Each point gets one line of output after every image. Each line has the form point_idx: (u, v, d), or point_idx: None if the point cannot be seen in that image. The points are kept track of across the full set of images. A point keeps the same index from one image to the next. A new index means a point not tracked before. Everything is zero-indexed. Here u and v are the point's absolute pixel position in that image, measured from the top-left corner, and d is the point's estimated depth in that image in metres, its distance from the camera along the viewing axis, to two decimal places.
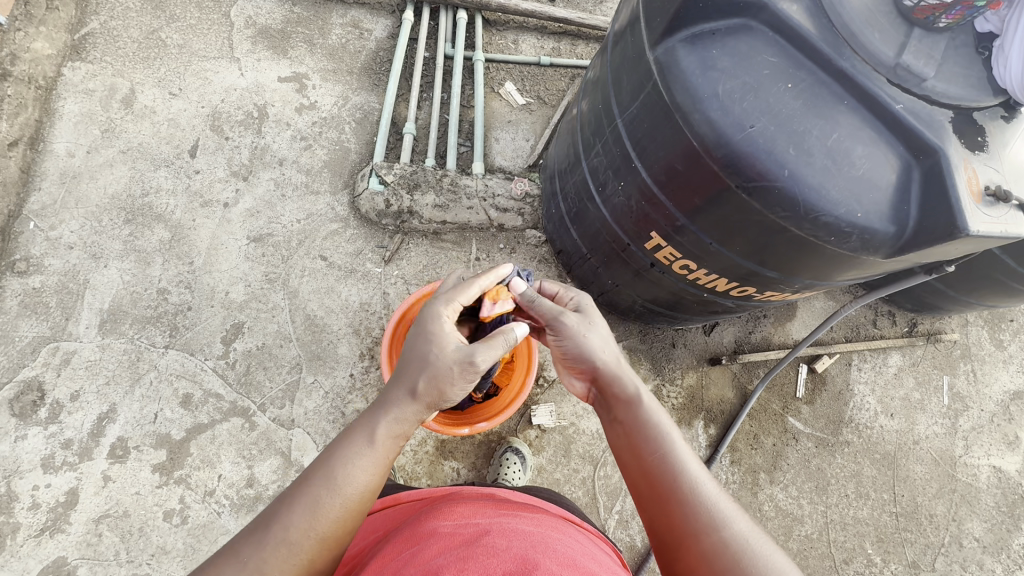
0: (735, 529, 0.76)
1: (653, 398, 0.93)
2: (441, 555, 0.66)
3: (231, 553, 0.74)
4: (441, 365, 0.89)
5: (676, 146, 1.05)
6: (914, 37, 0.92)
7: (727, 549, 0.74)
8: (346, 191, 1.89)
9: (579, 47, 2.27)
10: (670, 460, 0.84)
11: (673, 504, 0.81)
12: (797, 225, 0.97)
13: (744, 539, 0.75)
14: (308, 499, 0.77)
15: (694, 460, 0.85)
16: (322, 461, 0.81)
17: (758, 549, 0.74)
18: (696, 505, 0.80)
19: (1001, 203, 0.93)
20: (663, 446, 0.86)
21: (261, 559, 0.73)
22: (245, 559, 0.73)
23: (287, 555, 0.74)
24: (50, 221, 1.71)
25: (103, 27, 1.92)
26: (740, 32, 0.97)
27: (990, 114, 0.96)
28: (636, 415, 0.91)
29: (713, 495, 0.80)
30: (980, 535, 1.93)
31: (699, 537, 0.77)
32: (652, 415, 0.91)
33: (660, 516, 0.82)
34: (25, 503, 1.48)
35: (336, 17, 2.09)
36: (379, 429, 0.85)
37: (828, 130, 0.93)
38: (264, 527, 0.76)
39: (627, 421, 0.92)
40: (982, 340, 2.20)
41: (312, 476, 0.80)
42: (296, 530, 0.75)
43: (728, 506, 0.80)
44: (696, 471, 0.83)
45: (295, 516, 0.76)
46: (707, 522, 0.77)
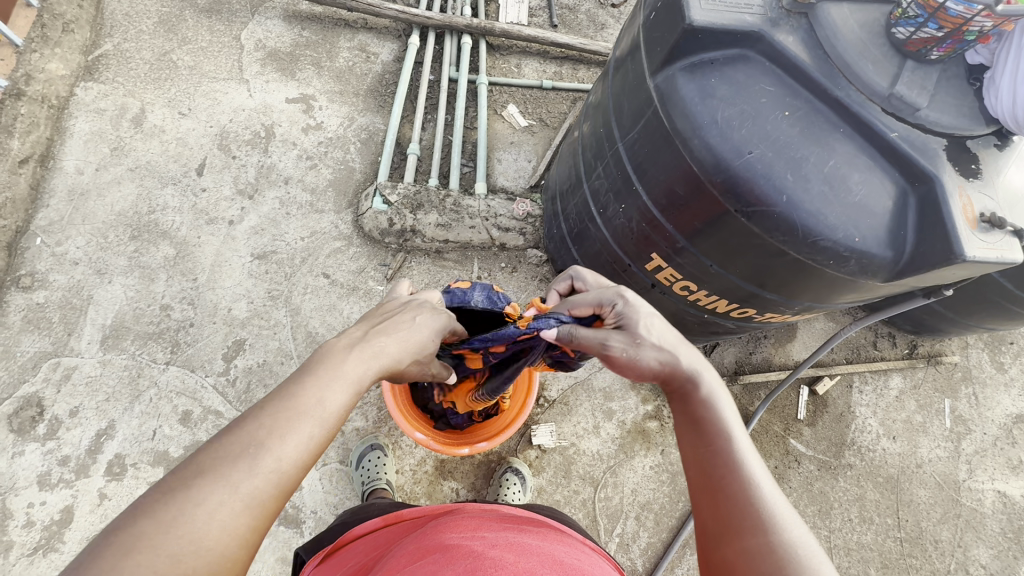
0: (787, 535, 0.65)
1: (718, 390, 0.82)
2: (447, 567, 0.65)
3: (180, 495, 0.54)
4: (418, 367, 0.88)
5: (676, 170, 1.07)
6: (906, 69, 0.95)
7: (773, 552, 0.63)
8: (349, 210, 1.91)
9: (580, 71, 2.32)
10: (725, 453, 0.74)
11: (722, 496, 0.71)
12: (797, 249, 0.99)
13: (794, 544, 0.64)
14: (304, 428, 0.63)
15: (753, 456, 0.74)
16: (316, 386, 0.67)
17: (809, 560, 0.63)
18: (746, 501, 0.69)
19: (996, 230, 0.94)
20: (720, 437, 0.76)
21: (249, 483, 0.57)
22: (230, 481, 0.57)
23: (278, 483, 0.59)
24: (56, 237, 1.73)
25: (117, 49, 1.97)
26: (738, 62, 1.00)
27: (982, 143, 0.98)
28: (694, 407, 0.81)
29: (768, 491, 0.69)
30: (987, 562, 1.90)
31: (745, 534, 0.66)
32: (715, 406, 0.80)
33: (710, 511, 0.72)
34: (18, 521, 1.47)
35: (343, 41, 2.15)
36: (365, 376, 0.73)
37: (824, 157, 0.95)
38: (253, 448, 0.59)
39: (685, 411, 0.82)
40: (982, 363, 2.20)
41: (302, 403, 0.65)
42: (291, 456, 0.61)
43: (784, 508, 0.68)
44: (755, 468, 0.72)
45: (286, 448, 0.61)
46: (756, 518, 0.67)
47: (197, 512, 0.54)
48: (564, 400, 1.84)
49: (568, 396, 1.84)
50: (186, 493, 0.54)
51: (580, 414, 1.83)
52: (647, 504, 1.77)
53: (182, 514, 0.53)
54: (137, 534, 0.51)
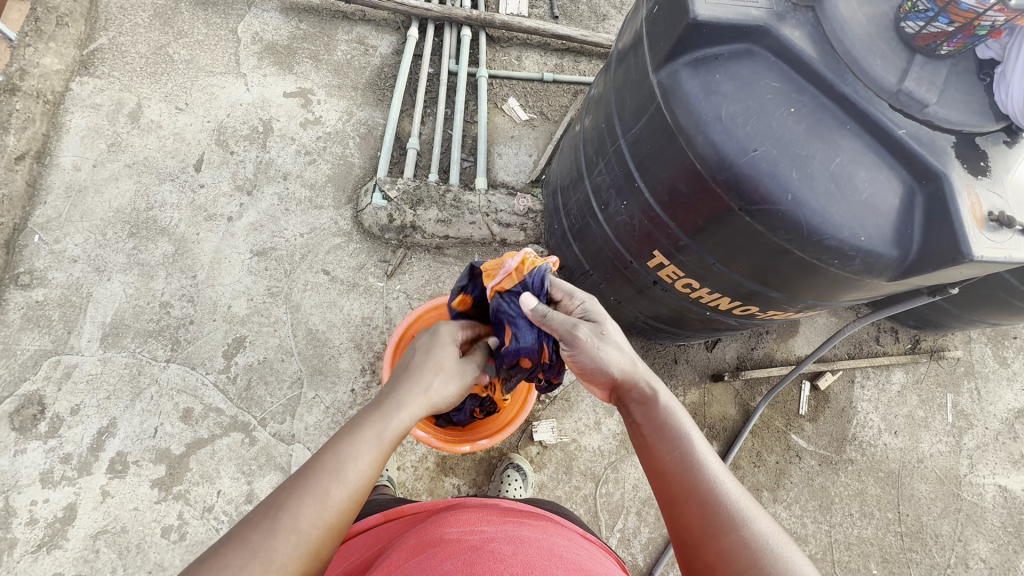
0: (755, 527, 0.71)
1: (670, 394, 0.89)
2: (447, 562, 0.65)
3: (216, 555, 0.62)
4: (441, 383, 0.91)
5: (679, 167, 1.05)
6: (916, 64, 0.93)
7: (747, 547, 0.69)
8: (349, 206, 1.89)
9: (581, 63, 2.28)
10: (687, 458, 0.79)
11: (688, 502, 0.76)
12: (801, 247, 0.98)
13: (764, 537, 0.70)
14: (319, 489, 0.69)
15: (714, 458, 0.79)
16: (335, 449, 0.74)
17: (779, 549, 0.69)
18: (715, 504, 0.74)
19: (1004, 228, 0.93)
20: (679, 443, 0.81)
21: (270, 546, 0.63)
22: (253, 548, 0.63)
23: (297, 544, 0.65)
24: (54, 234, 1.72)
25: (112, 43, 1.95)
26: (743, 56, 0.98)
27: (992, 139, 0.96)
28: (653, 416, 0.86)
29: (731, 490, 0.75)
30: (987, 556, 1.91)
31: (718, 535, 0.71)
32: (671, 413, 0.86)
33: (678, 515, 0.76)
34: (22, 519, 1.47)
35: (341, 34, 2.12)
36: (387, 429, 0.79)
37: (831, 155, 0.94)
38: (273, 515, 0.66)
39: (644, 421, 0.87)
40: (985, 357, 2.19)
41: (319, 469, 0.71)
42: (307, 519, 0.67)
43: (749, 504, 0.74)
44: (718, 470, 0.78)
45: (306, 506, 0.67)
46: (726, 518, 0.72)
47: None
48: (565, 396, 1.84)
49: (569, 392, 1.84)
50: (216, 564, 0.61)
51: (581, 411, 1.83)
52: (648, 499, 1.78)
53: (217, 567, 0.61)
54: None
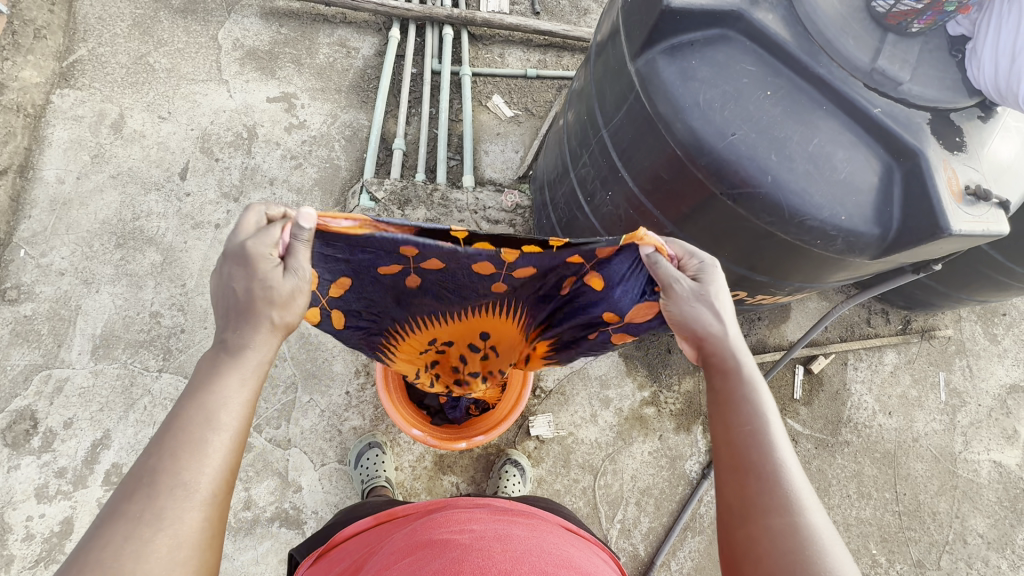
0: (808, 519, 0.67)
1: (756, 370, 0.81)
2: (436, 562, 0.65)
3: (101, 528, 0.59)
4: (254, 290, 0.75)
5: (660, 155, 1.06)
6: (888, 42, 0.94)
7: (795, 533, 0.66)
8: (337, 209, 1.89)
9: (564, 58, 2.29)
10: (758, 435, 0.74)
11: (750, 477, 0.72)
12: (783, 230, 0.99)
13: (815, 531, 0.66)
14: (191, 440, 0.64)
15: (786, 443, 0.74)
16: (192, 398, 0.67)
17: (829, 546, 0.65)
18: (775, 483, 0.70)
19: (981, 202, 0.94)
20: (753, 420, 0.76)
21: (155, 508, 0.60)
22: (134, 514, 0.59)
23: (184, 499, 0.61)
24: (40, 248, 1.71)
25: (91, 54, 1.94)
26: (718, 42, 0.98)
27: (966, 115, 0.97)
28: (731, 386, 0.80)
29: (797, 479, 0.71)
30: (984, 531, 1.93)
31: (769, 513, 0.68)
32: (752, 388, 0.79)
33: (735, 485, 0.73)
34: (18, 535, 1.47)
35: (322, 37, 2.11)
36: (248, 355, 0.72)
37: (808, 136, 0.94)
38: (148, 481, 0.61)
39: (721, 389, 0.81)
40: (976, 335, 2.21)
41: (185, 423, 0.65)
42: (185, 470, 0.62)
43: (808, 496, 0.70)
44: (786, 453, 0.73)
45: (181, 460, 0.63)
46: (780, 499, 0.68)
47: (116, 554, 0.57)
48: (561, 389, 1.84)
49: (564, 385, 1.85)
50: (95, 543, 0.57)
51: (577, 404, 1.83)
52: (647, 489, 1.79)
53: (103, 546, 0.57)
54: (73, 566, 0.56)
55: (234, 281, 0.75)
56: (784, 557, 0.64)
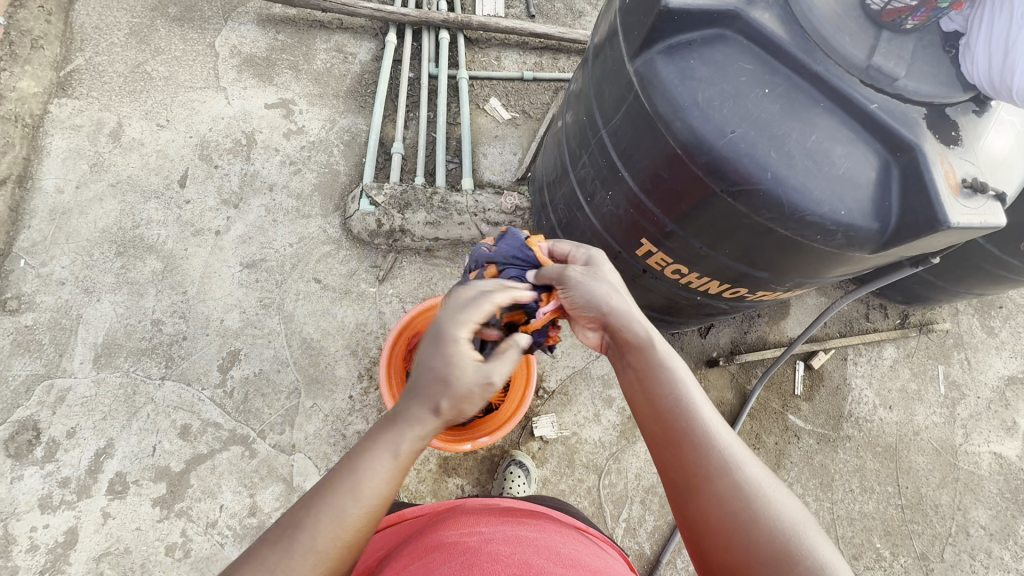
0: (747, 473, 0.71)
1: (663, 339, 0.85)
2: (446, 566, 0.65)
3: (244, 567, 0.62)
4: (450, 371, 0.74)
5: (660, 154, 1.07)
6: (883, 39, 0.95)
7: (741, 493, 0.69)
8: (337, 214, 1.89)
9: (561, 60, 2.30)
10: (683, 404, 0.77)
11: (685, 448, 0.74)
12: (783, 225, 1.00)
13: (756, 482, 0.70)
14: (336, 506, 0.66)
15: (708, 405, 0.78)
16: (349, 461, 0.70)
17: (769, 492, 0.69)
18: (709, 449, 0.73)
19: (978, 195, 0.95)
20: (676, 389, 0.79)
21: (286, 566, 0.62)
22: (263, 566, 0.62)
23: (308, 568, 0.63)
24: (40, 257, 1.70)
25: (89, 63, 1.94)
26: (716, 41, 0.99)
27: (961, 109, 0.98)
28: (646, 360, 0.83)
29: (727, 440, 0.74)
30: (986, 523, 1.94)
31: (713, 481, 0.70)
32: (665, 359, 0.82)
33: (671, 463, 0.75)
34: (22, 546, 1.46)
35: (319, 43, 2.12)
36: (403, 442, 0.71)
37: (806, 132, 0.96)
38: (290, 535, 0.64)
39: (636, 364, 0.84)
40: (973, 328, 2.22)
41: (333, 493, 0.66)
42: (322, 539, 0.64)
43: (740, 448, 0.74)
44: (710, 416, 0.76)
45: (322, 525, 0.65)
46: (720, 463, 0.71)
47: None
48: (564, 390, 1.85)
49: (567, 386, 1.85)
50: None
51: (580, 404, 1.84)
52: (651, 488, 1.79)
53: None
54: None
55: (432, 359, 0.74)
56: (735, 520, 0.67)
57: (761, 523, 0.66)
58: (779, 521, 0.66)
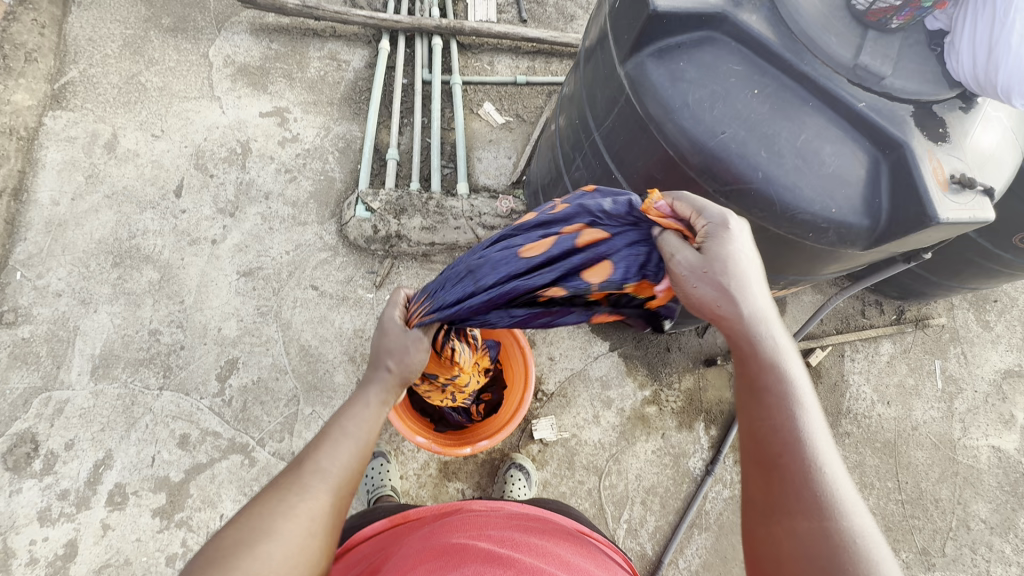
0: (849, 522, 0.59)
1: (793, 355, 0.71)
2: (455, 567, 0.65)
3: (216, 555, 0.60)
4: (397, 345, 0.93)
5: (653, 156, 1.08)
6: (869, 38, 0.96)
7: (830, 537, 0.58)
8: (333, 220, 1.90)
9: (553, 64, 2.32)
10: (785, 429, 0.66)
11: (780, 476, 0.64)
12: (776, 224, 1.00)
13: (858, 534, 0.58)
14: (332, 439, 0.76)
15: (825, 440, 0.65)
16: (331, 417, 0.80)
17: (868, 552, 0.57)
18: (806, 483, 0.62)
19: (966, 190, 0.97)
20: (779, 413, 0.67)
21: (299, 483, 0.70)
22: (238, 537, 0.62)
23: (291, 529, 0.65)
24: (36, 270, 1.71)
25: (83, 75, 1.94)
26: (705, 43, 1.00)
27: (948, 106, 0.99)
28: (761, 370, 0.70)
29: (834, 481, 0.62)
30: (986, 516, 1.94)
31: (797, 515, 0.61)
32: (785, 374, 0.69)
33: (764, 485, 0.66)
34: (22, 559, 1.45)
35: (313, 51, 2.13)
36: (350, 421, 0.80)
37: (796, 132, 0.96)
38: (294, 469, 0.72)
39: (746, 373, 0.71)
40: (969, 322, 2.24)
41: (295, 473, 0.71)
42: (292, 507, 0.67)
43: (851, 500, 0.61)
44: (823, 450, 0.64)
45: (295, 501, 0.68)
46: (813, 501, 0.61)
47: (260, 522, 0.64)
48: (562, 392, 1.85)
49: (566, 388, 1.85)
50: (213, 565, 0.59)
51: (578, 405, 1.84)
52: (652, 488, 1.79)
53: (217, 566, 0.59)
54: None
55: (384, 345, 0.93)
56: (812, 564, 0.58)
57: (847, 573, 0.56)
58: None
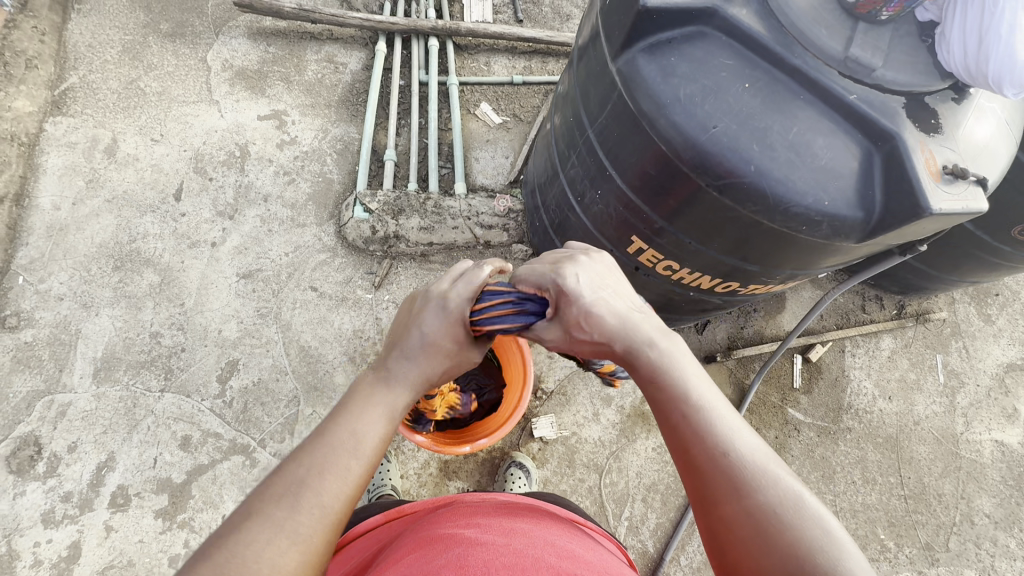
0: (765, 493, 0.60)
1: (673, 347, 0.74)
2: (443, 555, 0.66)
3: (243, 527, 0.58)
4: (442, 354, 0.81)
5: (646, 152, 1.08)
6: (859, 31, 0.96)
7: (755, 516, 0.59)
8: (331, 222, 1.91)
9: (550, 64, 2.32)
10: (691, 422, 0.67)
11: (697, 471, 0.64)
12: (769, 217, 1.01)
13: (777, 503, 0.59)
14: (337, 463, 0.65)
15: (725, 418, 0.67)
16: (347, 425, 0.69)
17: (790, 514, 0.58)
18: (720, 468, 0.63)
19: (959, 180, 0.96)
20: (683, 407, 0.68)
21: (295, 520, 0.59)
22: (267, 517, 0.59)
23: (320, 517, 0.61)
24: (38, 274, 1.72)
25: (83, 81, 1.96)
26: (696, 39, 1.01)
27: (940, 98, 0.99)
28: (657, 374, 0.72)
29: (743, 454, 0.63)
30: (990, 511, 1.93)
31: (722, 502, 0.62)
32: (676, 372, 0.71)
33: (689, 483, 0.66)
34: (26, 561, 1.46)
35: (310, 54, 2.15)
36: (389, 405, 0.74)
37: (788, 125, 0.97)
38: (294, 491, 0.61)
39: (645, 378, 0.73)
40: (970, 316, 2.22)
41: (331, 445, 0.66)
42: (327, 493, 0.62)
43: (761, 464, 0.63)
44: (725, 429, 0.66)
45: (328, 482, 0.63)
46: (728, 483, 0.61)
47: (249, 554, 0.56)
48: (561, 390, 1.85)
49: (565, 386, 1.86)
50: (242, 539, 0.57)
51: (578, 403, 1.84)
52: (652, 485, 1.79)
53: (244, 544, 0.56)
54: (209, 560, 0.55)
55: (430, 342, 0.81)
56: (750, 544, 0.58)
57: (777, 548, 0.56)
58: (815, 541, 0.55)
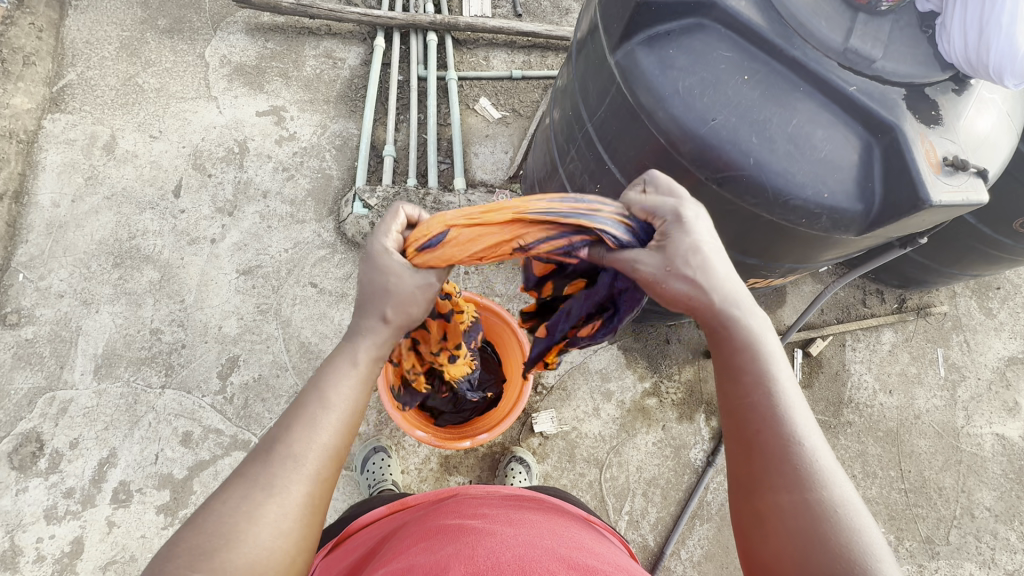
0: (828, 491, 0.61)
1: (762, 328, 0.70)
2: (450, 546, 0.66)
3: (223, 491, 0.63)
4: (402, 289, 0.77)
5: (645, 145, 1.08)
6: (859, 21, 0.95)
7: (809, 509, 0.60)
8: (331, 218, 1.91)
9: (549, 58, 2.31)
10: (761, 408, 0.66)
11: (758, 454, 0.66)
12: (769, 210, 1.00)
13: (837, 502, 0.60)
14: (307, 417, 0.68)
15: (801, 411, 0.66)
16: (313, 381, 0.72)
17: (847, 515, 0.60)
18: (784, 459, 0.63)
19: (960, 172, 0.96)
20: (755, 390, 0.67)
21: (269, 473, 0.63)
22: (246, 476, 0.64)
23: (293, 468, 0.65)
24: (38, 271, 1.72)
25: (81, 78, 1.96)
26: (694, 31, 1.00)
27: (940, 89, 0.99)
28: (737, 350, 0.69)
29: (811, 450, 0.64)
30: (991, 504, 1.93)
31: (778, 490, 0.63)
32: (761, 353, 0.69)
33: (744, 460, 0.67)
34: (29, 556, 1.47)
35: (308, 49, 2.14)
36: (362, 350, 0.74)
37: (787, 117, 0.96)
38: (268, 448, 0.66)
39: (724, 353, 0.70)
40: (971, 310, 2.22)
41: (302, 404, 0.69)
42: (298, 443, 0.66)
43: (828, 461, 0.63)
44: (799, 422, 0.65)
45: (297, 433, 0.67)
46: (792, 475, 0.62)
47: (226, 510, 0.61)
48: (562, 385, 1.85)
49: (565, 381, 1.86)
50: (221, 500, 0.62)
51: (579, 398, 1.84)
52: (653, 480, 1.79)
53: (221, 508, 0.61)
54: (194, 523, 0.60)
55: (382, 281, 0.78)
56: (794, 535, 0.60)
57: (825, 539, 0.58)
58: (866, 546, 0.57)
